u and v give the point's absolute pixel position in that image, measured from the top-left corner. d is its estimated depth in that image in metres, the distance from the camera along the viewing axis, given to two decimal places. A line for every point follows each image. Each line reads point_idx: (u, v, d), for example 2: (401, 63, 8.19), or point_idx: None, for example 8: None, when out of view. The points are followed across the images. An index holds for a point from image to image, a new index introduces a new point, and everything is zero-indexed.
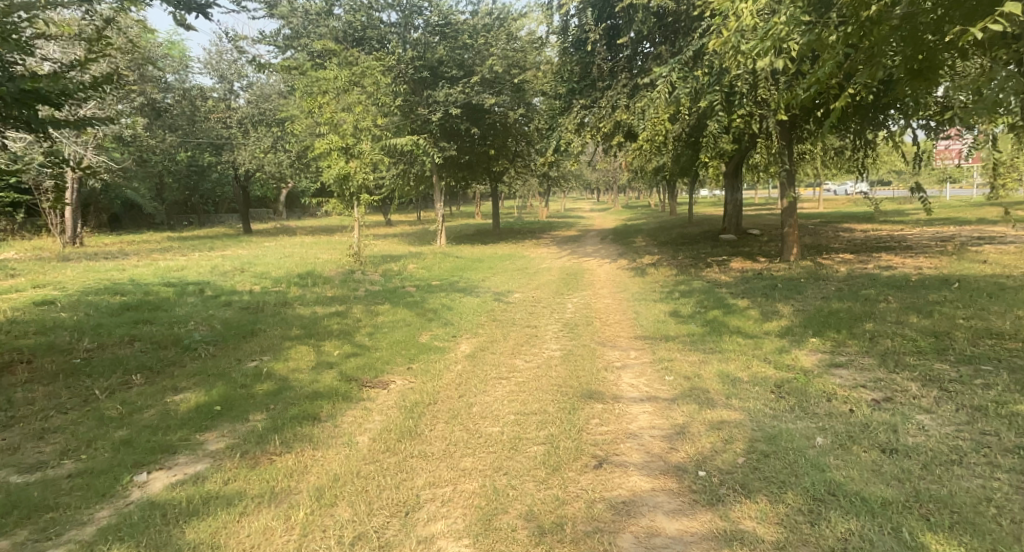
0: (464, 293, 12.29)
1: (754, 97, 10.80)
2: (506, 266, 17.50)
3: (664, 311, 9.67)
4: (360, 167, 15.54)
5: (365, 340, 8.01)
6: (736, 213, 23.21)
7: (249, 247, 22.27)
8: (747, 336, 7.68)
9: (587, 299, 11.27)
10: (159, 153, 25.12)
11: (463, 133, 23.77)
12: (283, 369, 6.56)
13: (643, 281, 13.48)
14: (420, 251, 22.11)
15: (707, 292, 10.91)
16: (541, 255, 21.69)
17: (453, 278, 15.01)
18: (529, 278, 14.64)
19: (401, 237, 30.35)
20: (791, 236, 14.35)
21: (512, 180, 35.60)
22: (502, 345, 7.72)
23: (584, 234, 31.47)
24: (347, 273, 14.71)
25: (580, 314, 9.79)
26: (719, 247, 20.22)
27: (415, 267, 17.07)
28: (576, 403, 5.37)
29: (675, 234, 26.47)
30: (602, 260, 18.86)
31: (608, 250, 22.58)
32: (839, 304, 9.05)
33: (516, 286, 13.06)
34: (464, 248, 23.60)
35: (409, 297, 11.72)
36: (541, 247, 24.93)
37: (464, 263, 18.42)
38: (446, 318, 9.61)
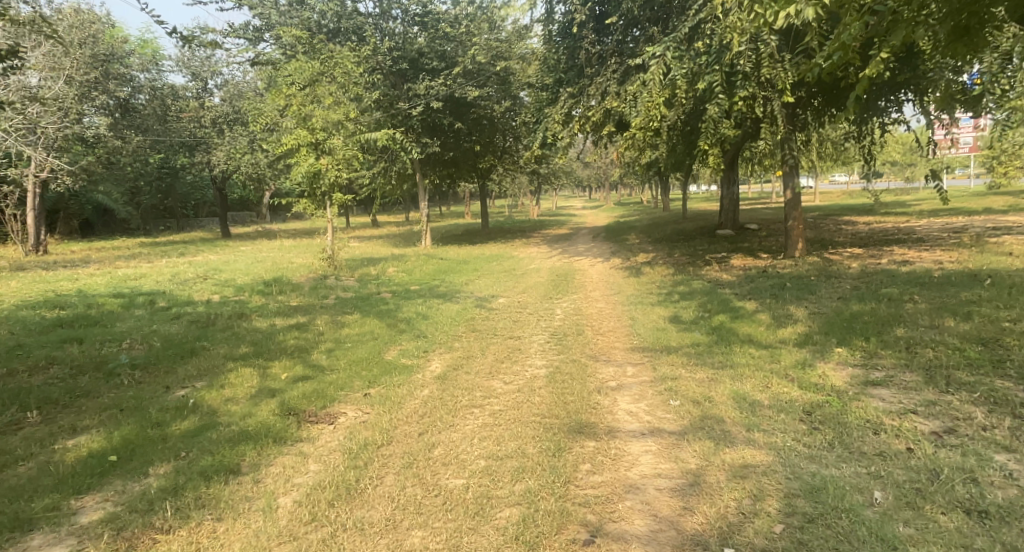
0: (443, 299, 11.29)
1: (757, 78, 9.80)
2: (492, 268, 16.49)
3: (662, 316, 8.68)
4: (331, 164, 14.55)
5: (322, 359, 6.97)
6: (733, 208, 22.24)
7: (222, 253, 21.24)
8: (761, 346, 6.68)
9: (577, 303, 10.27)
10: (127, 155, 24.05)
11: (446, 129, 22.73)
12: (214, 399, 5.50)
13: (638, 282, 12.50)
14: (403, 253, 21.08)
15: (709, 293, 9.93)
16: (530, 255, 20.67)
17: (434, 281, 13.98)
18: (514, 281, 13.64)
19: (386, 239, 29.25)
20: (796, 231, 13.37)
21: (501, 178, 34.60)
22: (479, 363, 6.69)
23: (575, 232, 30.47)
24: (319, 278, 13.69)
25: (570, 322, 8.74)
26: (717, 243, 19.23)
27: (394, 271, 16.03)
28: (562, 441, 4.37)
29: (669, 230, 25.49)
30: (594, 259, 17.86)
31: (600, 249, 21.58)
32: (860, 305, 8.05)
33: (500, 291, 12.06)
34: (449, 249, 22.54)
35: (382, 305, 10.70)
36: (530, 246, 23.92)
37: (448, 265, 17.40)
38: (419, 329, 8.58)
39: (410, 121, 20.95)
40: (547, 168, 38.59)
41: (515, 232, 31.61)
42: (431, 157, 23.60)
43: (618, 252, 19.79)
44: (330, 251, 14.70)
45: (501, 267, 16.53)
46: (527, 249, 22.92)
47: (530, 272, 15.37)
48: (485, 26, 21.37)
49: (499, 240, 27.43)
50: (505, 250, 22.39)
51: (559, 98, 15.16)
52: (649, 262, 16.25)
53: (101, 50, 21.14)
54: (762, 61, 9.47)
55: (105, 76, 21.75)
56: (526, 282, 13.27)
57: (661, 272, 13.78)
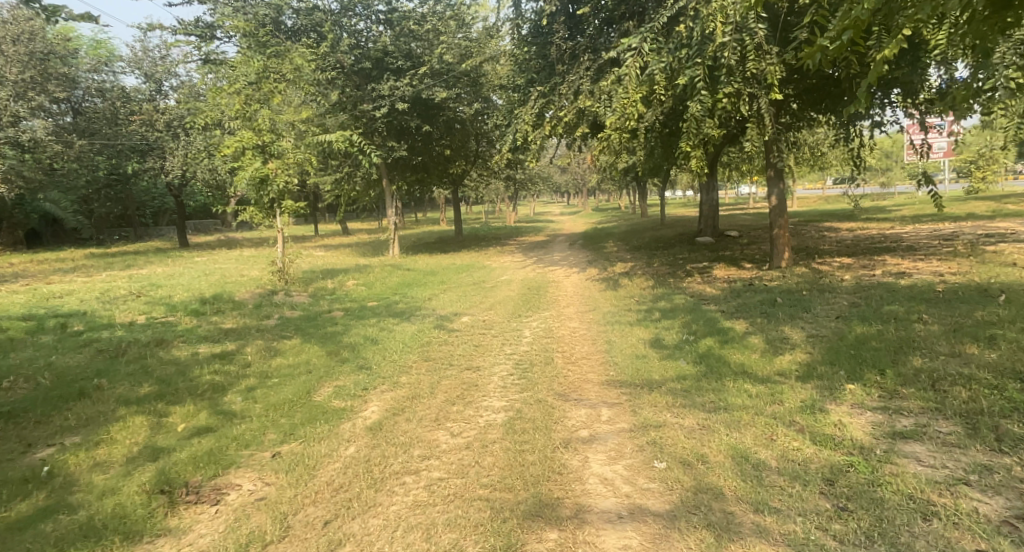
0: (398, 317, 10.25)
1: (743, 72, 8.82)
2: (459, 280, 15.43)
3: (640, 338, 7.72)
4: (280, 169, 13.44)
5: (239, 402, 5.91)
6: (712, 214, 21.39)
7: (172, 266, 20.10)
8: (757, 380, 5.69)
9: (547, 322, 9.28)
10: (72, 162, 22.79)
11: (413, 132, 21.65)
12: (79, 467, 4.46)
13: (614, 295, 11.54)
14: (367, 264, 20.01)
15: (692, 311, 8.98)
16: (501, 265, 19.63)
17: (393, 296, 12.90)
18: (481, 295, 12.63)
19: (354, 248, 28.03)
20: (783, 239, 12.46)
21: (474, 184, 33.51)
22: (426, 404, 5.60)
23: (552, 239, 29.48)
24: (267, 293, 12.57)
25: (539, 347, 7.68)
26: (697, 251, 18.33)
27: (353, 284, 14.92)
28: (515, 537, 3.48)
29: (647, 237, 24.58)
30: (569, 269, 16.91)
31: (575, 258, 20.60)
32: (863, 325, 7.07)
33: (465, 307, 11.04)
34: (417, 259, 21.43)
35: (330, 326, 9.61)
36: (503, 255, 22.93)
37: (413, 276, 16.30)
38: (363, 357, 7.49)
39: (374, 125, 19.88)
40: (522, 173, 37.57)
41: (489, 240, 30.52)
42: (397, 162, 22.52)
43: (593, 261, 18.84)
44: (280, 264, 13.61)
45: (469, 279, 15.50)
46: (499, 258, 21.88)
47: (498, 284, 14.37)
48: (452, 25, 20.24)
49: (472, 248, 26.37)
50: (476, 260, 21.34)
51: (529, 98, 14.18)
52: (627, 272, 15.32)
53: (31, 47, 20.03)
54: (749, 55, 8.50)
55: (44, 77, 20.56)
56: (493, 297, 12.27)
57: (638, 284, 12.83)
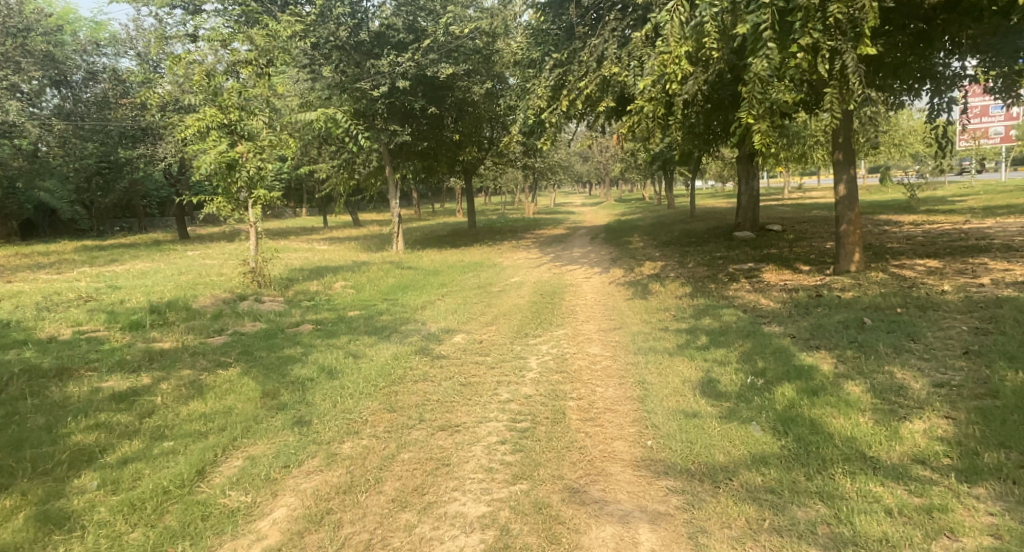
0: (374, 334, 8.28)
1: (826, 18, 6.66)
2: (463, 283, 13.44)
3: (687, 380, 5.62)
4: (251, 152, 11.43)
5: (92, 488, 3.94)
6: (752, 207, 19.11)
7: (156, 262, 18.46)
8: (885, 481, 3.61)
9: (560, 347, 7.23)
10: (55, 148, 21.22)
11: (419, 113, 19.68)
12: None
13: (645, 306, 9.45)
14: (366, 261, 18.16)
15: (751, 334, 6.85)
16: (514, 263, 17.59)
17: (381, 303, 10.93)
18: (485, 303, 10.60)
19: (358, 242, 26.15)
20: (852, 238, 10.17)
21: (489, 172, 31.43)
22: (364, 510, 3.62)
23: (571, 233, 27.38)
24: (232, 301, 10.66)
25: (548, 390, 5.61)
26: (735, 249, 16.10)
27: (342, 286, 13.04)
28: None
29: (676, 232, 22.35)
30: (590, 269, 14.86)
31: (597, 255, 18.49)
32: (1011, 366, 4.93)
33: (463, 321, 9.02)
34: (423, 256, 19.49)
35: (286, 348, 7.64)
36: (518, 251, 20.92)
37: (414, 277, 14.32)
38: (306, 402, 5.49)
39: (374, 106, 17.98)
40: (540, 162, 35.41)
41: (504, 233, 28.47)
42: (402, 148, 20.56)
43: (618, 259, 16.70)
44: (254, 264, 11.72)
45: (475, 281, 13.47)
46: (513, 255, 19.84)
47: (506, 288, 12.35)
48: None
49: (485, 243, 24.35)
50: (487, 256, 19.37)
51: (544, 68, 12.12)
52: (657, 274, 13.18)
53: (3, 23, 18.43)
54: None
55: (20, 55, 18.95)
56: (498, 306, 10.23)
57: (673, 292, 10.69)
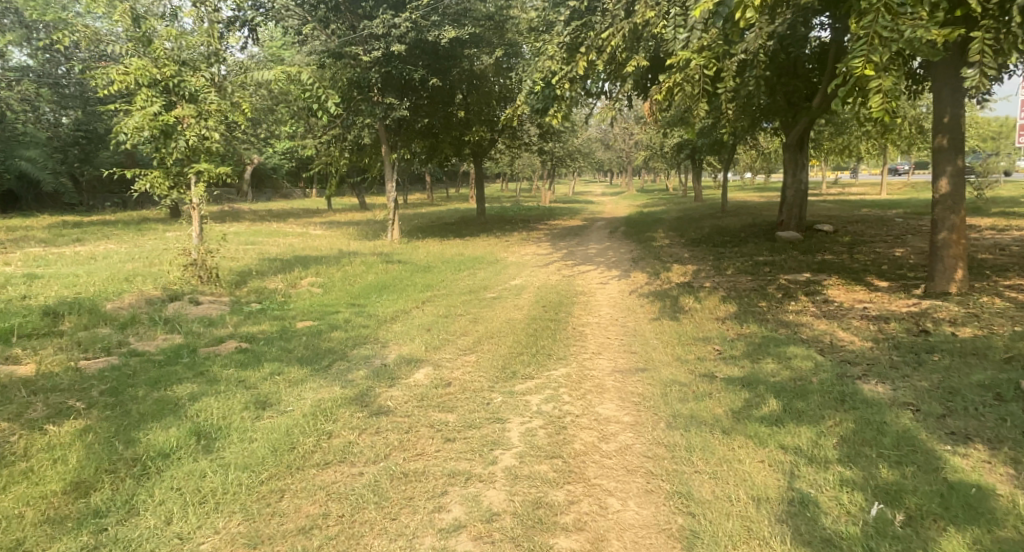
0: (308, 364, 6.06)
1: None
2: (455, 285, 11.30)
3: (759, 497, 3.40)
4: (192, 116, 9.00)
5: None
6: (799, 203, 16.79)
7: (120, 243, 16.43)
8: None
9: (559, 404, 5.00)
10: (20, 111, 19.17)
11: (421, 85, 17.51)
12: None
13: (679, 333, 7.16)
14: (354, 252, 16.09)
15: (845, 399, 4.61)
16: (521, 260, 15.37)
17: (345, 310, 8.82)
18: (470, 318, 8.35)
19: (356, 228, 24.05)
20: (954, 250, 7.84)
21: (504, 156, 29.23)
22: None
23: (589, 225, 25.13)
24: (159, 301, 8.57)
25: (528, 505, 3.42)
26: (778, 253, 13.78)
27: (311, 282, 10.97)
28: None
29: (705, 228, 20.01)
30: (607, 272, 12.67)
31: (616, 253, 16.23)
32: None
33: (435, 346, 6.82)
34: (420, 247, 17.37)
35: (176, 383, 5.44)
36: (529, 244, 18.77)
37: (399, 276, 12.16)
38: (128, 512, 3.36)
39: (367, 75, 15.93)
40: (557, 146, 33.09)
41: (516, 223, 26.20)
42: (400, 124, 18.41)
43: (640, 260, 14.41)
44: (195, 256, 9.56)
45: (467, 284, 11.29)
46: (522, 250, 17.62)
47: (503, 295, 10.12)
48: None
49: (493, 234, 22.14)
50: (493, 250, 17.22)
51: (560, 23, 9.97)
52: (688, 281, 10.92)
53: None
54: None
55: None
56: (487, 323, 7.97)
57: (713, 309, 8.43)
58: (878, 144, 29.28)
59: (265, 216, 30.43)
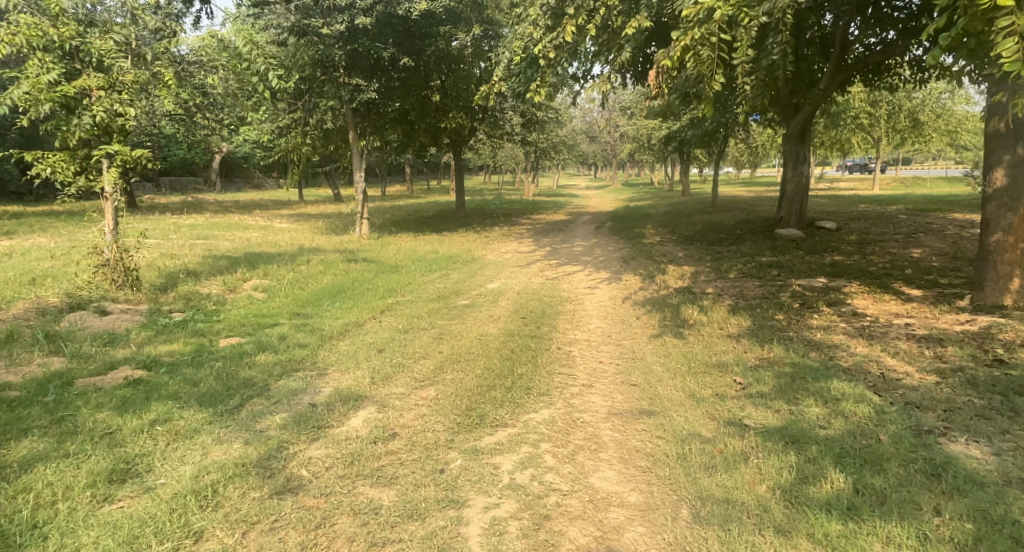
0: (209, 405, 4.59)
1: None
2: (422, 289, 9.93)
3: None
4: (101, 87, 7.48)
5: None
6: (800, 198, 15.63)
7: (53, 237, 14.79)
8: None
9: (539, 473, 3.66)
10: None
11: (391, 66, 16.05)
12: None
13: (687, 359, 5.83)
14: (316, 249, 14.61)
15: (941, 476, 3.32)
16: (500, 259, 14.03)
17: (286, 322, 7.40)
18: (432, 335, 6.97)
19: (326, 222, 22.53)
20: (1010, 256, 6.57)
21: (485, 146, 27.86)
22: None
23: (573, 220, 23.83)
24: (56, 311, 7.09)
25: None
26: (782, 253, 12.57)
27: (256, 286, 9.52)
28: None
29: (697, 225, 18.80)
30: (595, 274, 11.37)
31: (604, 251, 14.96)
32: None
33: (385, 375, 5.44)
34: (391, 244, 15.95)
35: (13, 439, 3.94)
36: (510, 241, 17.42)
37: (360, 278, 10.77)
38: None
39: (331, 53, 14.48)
40: (540, 137, 31.77)
41: (497, 217, 24.87)
42: (369, 108, 16.93)
43: (630, 261, 13.12)
44: (107, 255, 8.06)
45: (436, 289, 9.92)
46: (501, 247, 16.27)
47: (475, 304, 8.74)
48: None
49: (472, 230, 20.79)
50: (470, 248, 15.84)
51: None
52: (688, 287, 9.63)
53: None
54: None
55: None
56: (453, 342, 6.58)
57: (723, 323, 7.14)
58: (871, 138, 28.25)
59: (231, 209, 28.73)
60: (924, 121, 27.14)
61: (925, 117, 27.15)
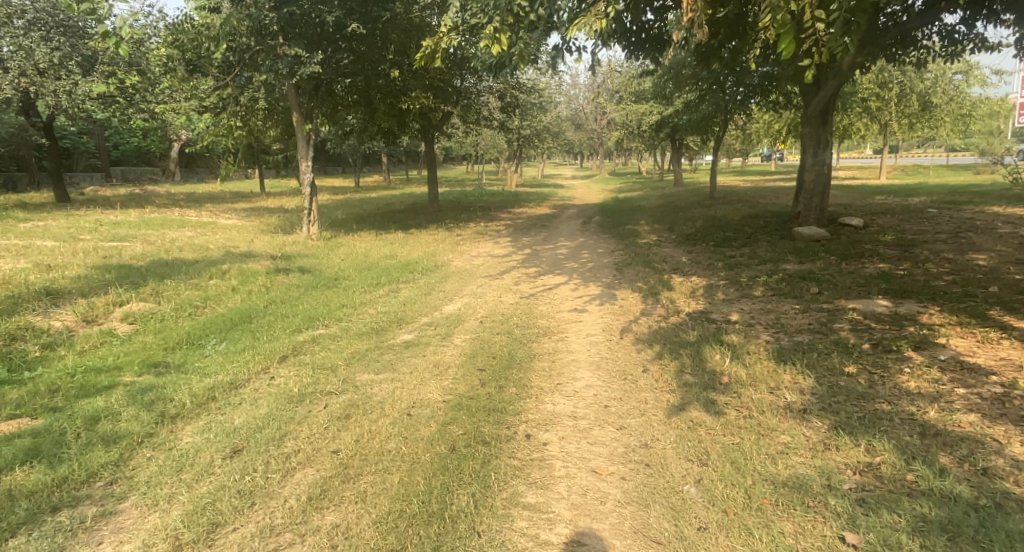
0: None
1: None
2: (355, 314, 7.56)
3: None
4: None
5: None
6: (821, 190, 13.38)
7: None
8: None
9: None
10: None
11: (337, 34, 13.71)
12: None
13: (738, 465, 3.66)
14: (247, 254, 12.25)
15: None
16: (467, 266, 11.72)
17: (125, 383, 5.05)
18: (339, 405, 4.62)
19: (280, 217, 20.12)
20: None
21: (461, 133, 25.47)
22: None
23: (557, 214, 21.57)
24: None
25: None
26: (808, 258, 10.38)
27: (128, 314, 7.16)
28: None
29: (697, 221, 16.58)
30: (580, 291, 9.11)
31: (592, 254, 12.70)
32: None
33: (212, 520, 3.29)
34: (342, 247, 13.57)
35: None
36: (484, 241, 15.12)
37: (282, 297, 8.41)
38: None
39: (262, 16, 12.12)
40: (522, 124, 29.56)
41: (473, 211, 22.53)
42: (316, 85, 14.52)
43: (624, 269, 10.86)
44: None
45: (375, 315, 7.55)
46: (473, 249, 13.96)
47: (419, 343, 6.40)
48: None
49: (443, 226, 18.48)
50: (435, 251, 13.52)
51: None
52: (705, 311, 7.35)
53: None
54: None
55: None
56: (366, 424, 4.27)
57: (773, 381, 4.85)
58: (878, 124, 26.16)
59: (183, 202, 26.25)
60: (936, 104, 25.10)
61: (937, 100, 25.06)
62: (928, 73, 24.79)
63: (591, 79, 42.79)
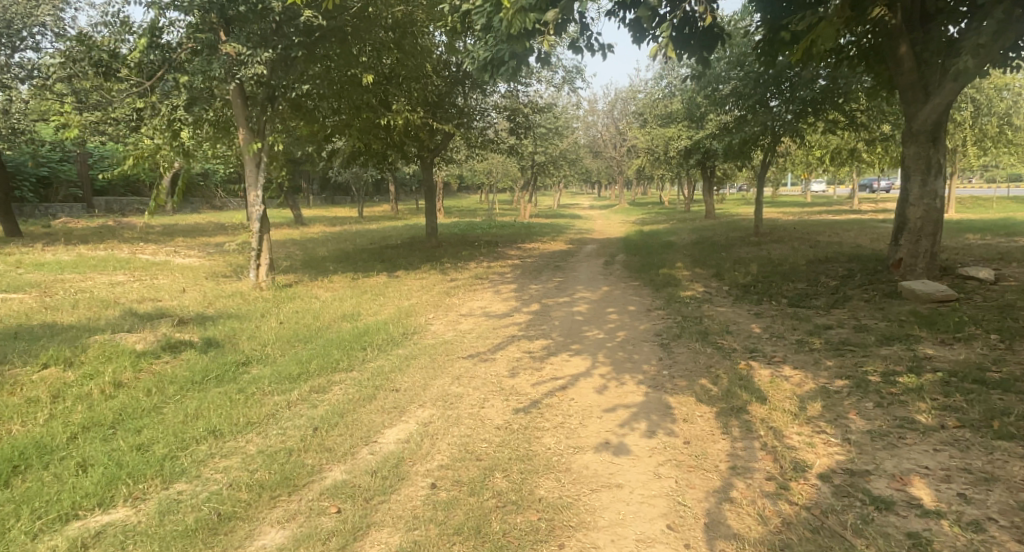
0: None
1: None
2: (207, 464, 4.17)
3: None
4: None
5: None
6: (931, 230, 9.97)
7: None
8: None
9: None
10: None
11: (292, 27, 10.58)
12: None
13: None
14: (159, 313, 9.11)
15: None
16: (449, 335, 8.36)
17: None
18: None
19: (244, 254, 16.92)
20: None
21: (465, 158, 22.31)
22: None
23: (576, 250, 18.30)
24: None
25: None
26: (955, 336, 6.95)
27: None
28: None
29: (751, 265, 13.15)
30: (609, 395, 5.69)
31: (624, 315, 9.29)
32: None
33: None
34: (293, 302, 10.38)
35: None
36: (484, 290, 11.87)
37: (118, 410, 5.06)
38: None
39: None
40: (535, 149, 26.47)
41: (477, 247, 19.31)
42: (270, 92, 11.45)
43: (675, 345, 7.43)
44: None
45: (239, 465, 4.15)
46: (464, 304, 10.64)
47: None
48: None
49: (438, 267, 15.29)
50: (414, 306, 10.23)
51: None
52: (855, 472, 3.90)
53: None
54: None
55: None
56: None
57: None
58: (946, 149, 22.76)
59: (153, 235, 23.28)
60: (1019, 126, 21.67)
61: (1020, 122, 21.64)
62: (1006, 91, 21.46)
63: (610, 104, 39.92)
